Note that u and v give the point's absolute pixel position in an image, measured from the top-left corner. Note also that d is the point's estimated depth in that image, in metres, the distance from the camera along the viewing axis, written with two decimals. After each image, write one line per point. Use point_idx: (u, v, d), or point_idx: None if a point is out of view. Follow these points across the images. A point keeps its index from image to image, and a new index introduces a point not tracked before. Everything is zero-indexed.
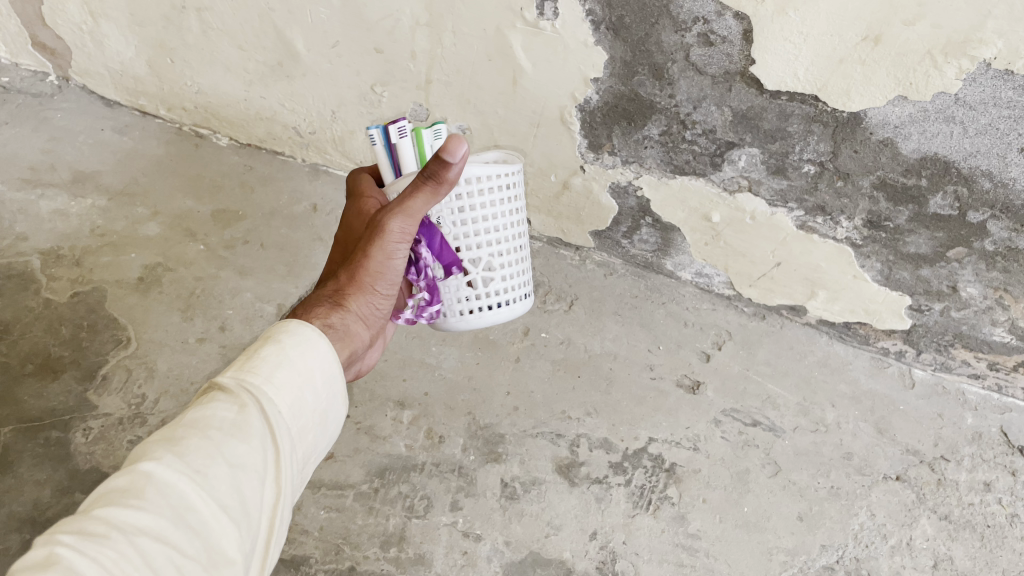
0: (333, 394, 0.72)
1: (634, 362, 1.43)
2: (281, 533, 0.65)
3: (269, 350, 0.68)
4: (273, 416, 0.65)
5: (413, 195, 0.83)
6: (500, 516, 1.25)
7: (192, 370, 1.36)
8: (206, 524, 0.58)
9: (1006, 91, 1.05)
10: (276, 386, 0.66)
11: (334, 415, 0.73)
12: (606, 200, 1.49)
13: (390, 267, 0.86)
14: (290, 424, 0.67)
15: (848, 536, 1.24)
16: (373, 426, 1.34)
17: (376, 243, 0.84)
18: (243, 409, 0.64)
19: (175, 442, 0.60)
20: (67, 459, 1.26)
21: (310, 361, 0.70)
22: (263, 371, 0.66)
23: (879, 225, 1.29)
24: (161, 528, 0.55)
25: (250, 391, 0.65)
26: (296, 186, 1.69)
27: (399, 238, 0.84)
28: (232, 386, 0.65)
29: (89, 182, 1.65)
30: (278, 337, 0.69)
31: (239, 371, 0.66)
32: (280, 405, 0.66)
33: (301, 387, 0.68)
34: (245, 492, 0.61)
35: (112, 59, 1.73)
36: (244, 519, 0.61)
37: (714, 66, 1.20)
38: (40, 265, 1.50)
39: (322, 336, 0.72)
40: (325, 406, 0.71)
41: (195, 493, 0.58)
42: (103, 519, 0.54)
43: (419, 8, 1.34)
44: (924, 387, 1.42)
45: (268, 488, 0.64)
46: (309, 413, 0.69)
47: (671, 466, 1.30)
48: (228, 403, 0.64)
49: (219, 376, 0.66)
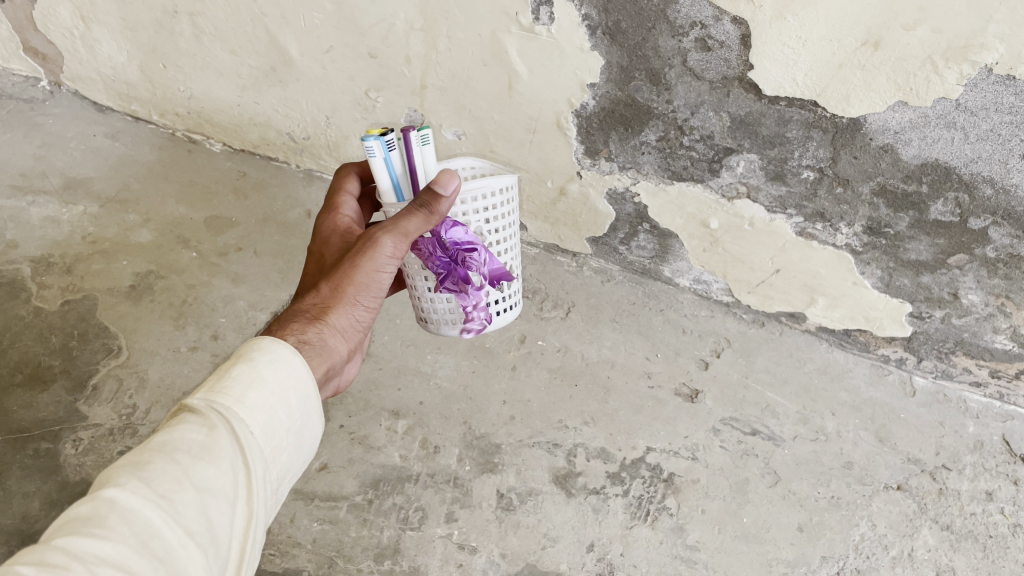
0: (307, 413, 0.72)
1: (631, 370, 1.42)
2: (253, 559, 0.64)
3: (239, 368, 0.68)
4: (243, 437, 0.64)
5: (407, 217, 0.83)
6: (496, 527, 1.23)
7: (184, 380, 1.34)
8: (172, 550, 0.57)
9: (1008, 96, 1.03)
10: (247, 405, 0.66)
11: (309, 436, 0.73)
12: (603, 206, 1.47)
13: (377, 280, 0.85)
14: (262, 444, 0.66)
15: (849, 547, 1.22)
16: (367, 436, 1.33)
17: (364, 258, 0.83)
18: (211, 431, 0.64)
19: (141, 468, 0.60)
20: (55, 471, 1.24)
21: (281, 377, 0.69)
22: (234, 391, 0.66)
23: (879, 231, 1.27)
24: (124, 556, 0.54)
25: (219, 413, 0.65)
26: (290, 192, 1.68)
27: (389, 256, 0.84)
28: (201, 407, 0.64)
29: (81, 189, 1.63)
30: (250, 355, 0.69)
31: (208, 393, 0.66)
32: (251, 424, 0.65)
33: (272, 406, 0.68)
34: (213, 516, 0.60)
35: (104, 64, 1.71)
36: (212, 545, 0.60)
37: (712, 71, 1.18)
38: (31, 273, 1.48)
39: (295, 354, 0.72)
40: (299, 425, 0.71)
41: (161, 519, 0.57)
42: (62, 549, 0.52)
43: (413, 13, 1.32)
44: (924, 396, 1.41)
45: (238, 511, 0.63)
46: (282, 432, 0.68)
47: (670, 476, 1.29)
48: (196, 426, 0.64)
49: (188, 398, 0.65)
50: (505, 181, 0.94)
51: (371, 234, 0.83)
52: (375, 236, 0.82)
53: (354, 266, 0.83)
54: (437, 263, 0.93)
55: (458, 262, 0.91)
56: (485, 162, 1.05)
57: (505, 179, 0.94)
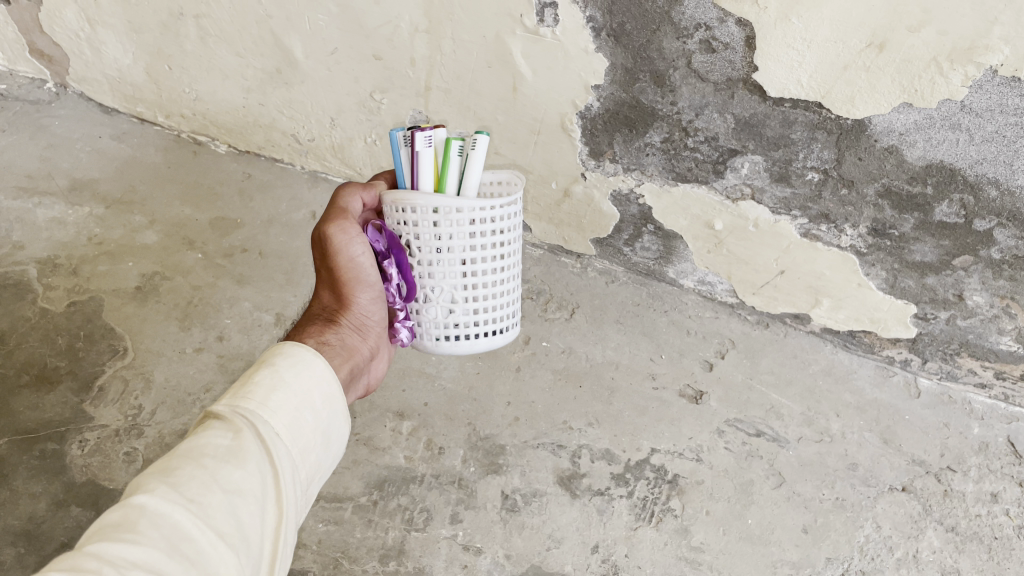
0: (334, 413, 0.75)
1: (635, 371, 1.42)
2: (283, 559, 0.66)
3: (262, 373, 0.71)
4: (269, 439, 0.67)
5: (346, 199, 0.92)
6: (500, 529, 1.23)
7: (190, 381, 1.35)
8: (204, 552, 0.58)
9: (1012, 98, 1.03)
10: (271, 408, 0.69)
11: (338, 434, 0.76)
12: (607, 207, 1.47)
13: (358, 269, 0.91)
14: (289, 444, 0.69)
15: (853, 548, 1.22)
16: (372, 437, 1.32)
17: (337, 255, 0.89)
18: (237, 434, 0.66)
19: (169, 474, 0.61)
20: (62, 472, 1.24)
21: (304, 379, 0.73)
22: (257, 396, 0.69)
23: (883, 233, 1.27)
24: (156, 560, 0.54)
25: (244, 416, 0.67)
26: (294, 193, 1.68)
27: (350, 240, 0.89)
28: (226, 412, 0.67)
29: (87, 191, 1.64)
30: (272, 361, 0.73)
31: (233, 399, 0.69)
32: (276, 425, 0.68)
33: (296, 407, 0.71)
34: (243, 518, 0.62)
35: (110, 66, 1.72)
36: (243, 546, 0.61)
37: (717, 73, 1.18)
38: (37, 274, 1.48)
39: (316, 357, 0.75)
40: (326, 425, 0.74)
41: (191, 521, 0.58)
42: (94, 554, 0.53)
43: (419, 14, 1.33)
44: (929, 397, 1.41)
45: (268, 512, 0.64)
46: (309, 433, 0.71)
47: (674, 477, 1.29)
48: (222, 430, 0.66)
49: (212, 406, 0.68)
50: (437, 202, 0.90)
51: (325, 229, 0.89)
52: (323, 231, 0.88)
53: (333, 265, 0.90)
54: None
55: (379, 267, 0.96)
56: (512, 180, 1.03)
57: (439, 201, 0.90)
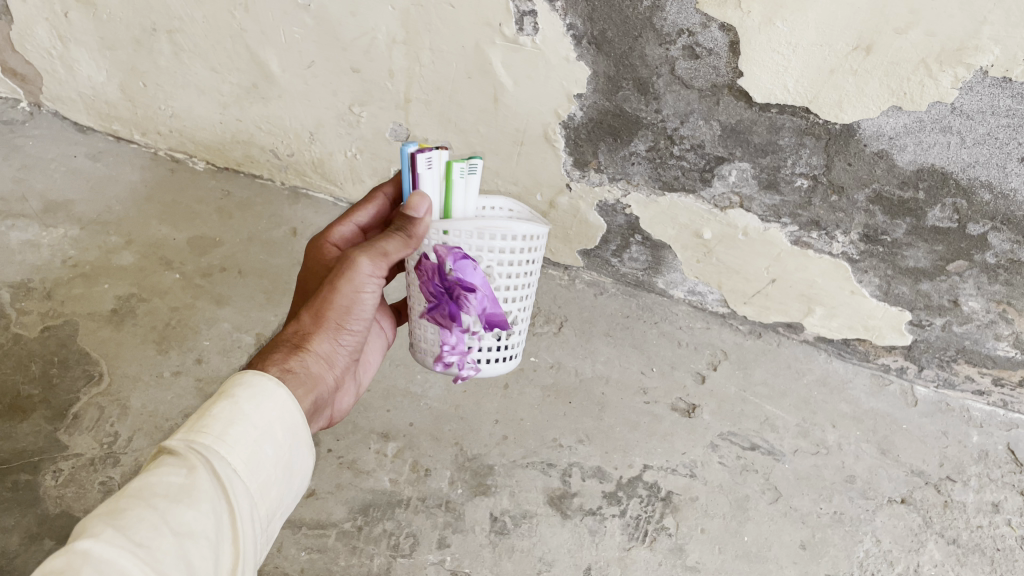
0: (297, 445, 0.73)
1: (626, 386, 1.38)
2: None
3: (220, 406, 0.68)
4: (225, 476, 0.65)
5: (385, 239, 0.85)
6: (489, 553, 1.18)
7: (168, 406, 1.31)
8: None
9: (1005, 99, 1.01)
10: (229, 443, 0.66)
11: (301, 467, 0.74)
12: (594, 218, 1.44)
13: (358, 303, 0.85)
14: (248, 481, 0.67)
15: (853, 564, 1.17)
16: (356, 460, 1.28)
17: (342, 282, 0.83)
18: (191, 473, 0.64)
19: (116, 516, 0.59)
20: (34, 504, 1.18)
21: (265, 412, 0.70)
22: (213, 430, 0.66)
23: (876, 238, 1.24)
24: None
25: (200, 453, 0.65)
26: (275, 210, 1.65)
27: (366, 279, 0.84)
28: (181, 448, 0.64)
29: (61, 212, 1.60)
30: (232, 391, 0.70)
31: (188, 433, 0.66)
32: (234, 461, 0.66)
33: (257, 441, 0.68)
34: (195, 562, 0.60)
35: (84, 84, 1.69)
36: None
37: (701, 79, 1.16)
38: (9, 299, 1.44)
39: (279, 387, 0.72)
40: (289, 457, 0.72)
41: (139, 567, 0.56)
42: None
43: (396, 26, 1.30)
44: (927, 405, 1.38)
45: (219, 554, 0.63)
46: (269, 468, 0.69)
47: (668, 494, 1.24)
48: (176, 467, 0.64)
49: (167, 439, 0.66)
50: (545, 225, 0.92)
51: (349, 256, 0.83)
52: (349, 259, 0.83)
53: (333, 291, 0.83)
54: (431, 288, 0.93)
55: (455, 296, 0.92)
56: (524, 205, 0.97)
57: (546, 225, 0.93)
